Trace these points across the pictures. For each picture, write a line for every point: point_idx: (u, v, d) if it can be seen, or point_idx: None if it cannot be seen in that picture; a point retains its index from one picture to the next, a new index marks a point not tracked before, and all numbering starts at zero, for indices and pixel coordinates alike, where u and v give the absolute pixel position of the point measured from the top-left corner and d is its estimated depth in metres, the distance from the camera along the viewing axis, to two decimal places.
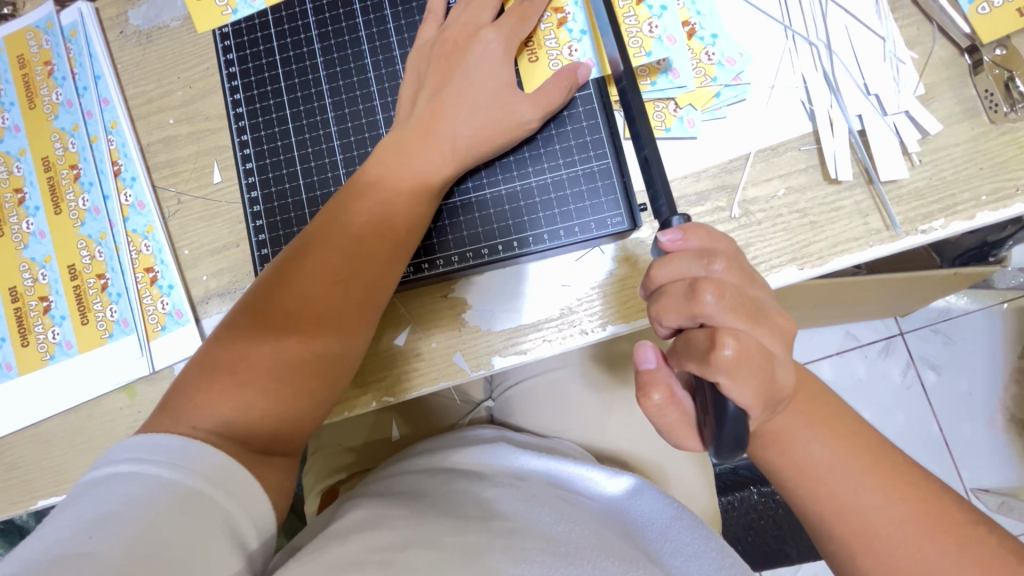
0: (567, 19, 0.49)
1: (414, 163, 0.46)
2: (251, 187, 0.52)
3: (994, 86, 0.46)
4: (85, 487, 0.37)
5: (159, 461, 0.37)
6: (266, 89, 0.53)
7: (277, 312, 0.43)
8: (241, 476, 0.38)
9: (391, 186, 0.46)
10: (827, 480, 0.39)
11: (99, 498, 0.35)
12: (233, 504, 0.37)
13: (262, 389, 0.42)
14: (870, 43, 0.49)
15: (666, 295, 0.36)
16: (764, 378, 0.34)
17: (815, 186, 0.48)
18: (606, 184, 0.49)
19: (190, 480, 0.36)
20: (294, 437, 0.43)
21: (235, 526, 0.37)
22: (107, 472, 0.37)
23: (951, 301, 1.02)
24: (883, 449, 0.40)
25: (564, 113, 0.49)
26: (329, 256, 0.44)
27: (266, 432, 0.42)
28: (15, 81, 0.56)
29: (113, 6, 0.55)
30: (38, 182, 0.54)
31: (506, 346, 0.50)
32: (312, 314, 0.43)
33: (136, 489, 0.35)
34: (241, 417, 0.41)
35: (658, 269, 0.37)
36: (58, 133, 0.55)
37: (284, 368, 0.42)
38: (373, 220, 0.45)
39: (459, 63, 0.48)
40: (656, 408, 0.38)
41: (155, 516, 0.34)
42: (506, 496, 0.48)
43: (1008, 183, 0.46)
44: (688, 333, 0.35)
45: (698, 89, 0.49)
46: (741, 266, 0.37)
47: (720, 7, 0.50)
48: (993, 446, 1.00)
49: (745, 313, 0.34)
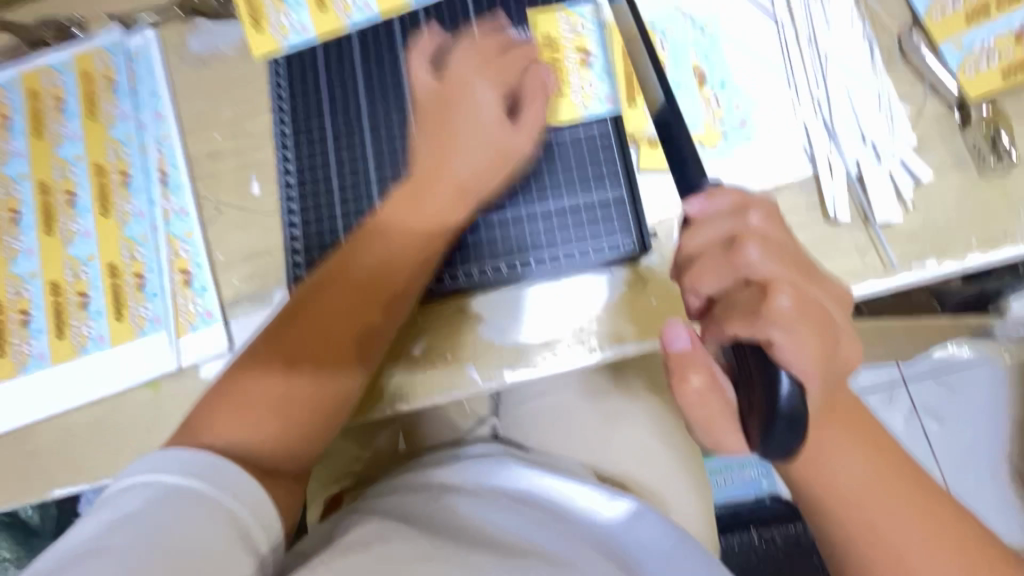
0: (590, 61, 0.54)
1: (423, 205, 0.50)
2: (290, 199, 0.56)
3: (981, 141, 0.50)
4: (113, 496, 0.39)
5: (172, 469, 0.39)
6: (311, 111, 0.57)
7: (293, 341, 0.47)
8: (252, 485, 0.40)
9: (400, 229, 0.50)
10: (849, 497, 0.39)
11: (122, 506, 0.37)
12: (247, 514, 0.39)
13: (276, 410, 0.45)
14: (867, 96, 0.53)
15: (703, 258, 0.35)
16: (822, 334, 0.32)
17: (815, 224, 0.51)
18: (619, 211, 0.52)
19: (208, 488, 0.38)
20: (305, 446, 0.46)
21: (247, 533, 0.38)
22: (132, 480, 0.39)
23: (953, 352, 1.02)
24: (899, 476, 0.39)
25: (583, 146, 0.53)
26: (343, 293, 0.48)
27: (277, 446, 0.44)
28: (79, 94, 0.61)
29: (175, 33, 0.61)
30: (90, 186, 0.58)
31: (517, 359, 0.52)
32: (325, 345, 0.47)
33: (153, 495, 0.37)
34: (257, 435, 0.44)
35: (690, 234, 0.35)
36: (113, 143, 0.59)
37: (298, 394, 0.45)
38: (385, 264, 0.49)
39: (455, 112, 0.51)
40: (696, 394, 0.34)
41: (175, 522, 0.36)
42: (504, 518, 0.50)
43: (998, 230, 0.49)
44: (729, 293, 0.34)
45: (707, 130, 0.53)
46: (777, 219, 0.36)
47: (729, 57, 0.54)
48: (996, 500, 0.99)
49: (791, 266, 0.34)
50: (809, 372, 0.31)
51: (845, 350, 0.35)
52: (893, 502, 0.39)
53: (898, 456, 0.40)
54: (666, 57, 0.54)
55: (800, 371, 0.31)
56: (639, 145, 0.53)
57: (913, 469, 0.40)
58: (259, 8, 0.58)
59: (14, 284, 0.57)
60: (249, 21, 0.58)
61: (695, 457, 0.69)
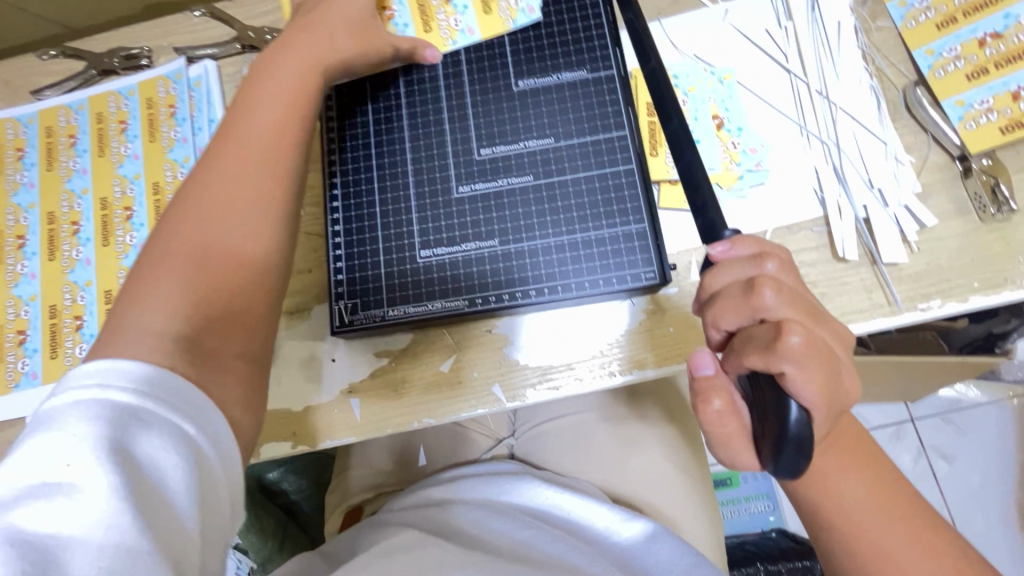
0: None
1: (310, 47, 0.51)
2: (334, 220, 0.57)
3: (982, 190, 0.54)
4: (49, 416, 0.31)
5: (158, 400, 0.33)
6: (356, 131, 0.60)
7: (187, 217, 0.41)
8: (219, 422, 0.35)
9: (257, 99, 0.47)
10: (854, 523, 0.41)
11: (73, 428, 0.30)
12: (220, 467, 0.34)
13: (200, 267, 0.40)
14: (874, 146, 0.57)
15: (724, 297, 0.37)
16: (829, 372, 0.34)
17: (826, 262, 0.54)
18: (642, 244, 0.54)
19: (191, 432, 0.33)
20: (254, 302, 0.41)
21: (219, 504, 0.34)
22: (77, 400, 0.31)
23: (960, 392, 1.05)
24: (904, 507, 0.41)
25: (609, 179, 0.56)
26: (224, 154, 0.44)
27: (212, 306, 0.39)
28: (141, 118, 0.65)
29: (233, 66, 0.67)
30: (147, 204, 0.63)
31: (539, 380, 0.55)
32: (232, 199, 0.42)
33: (137, 429, 0.31)
34: (175, 305, 0.38)
35: (713, 276, 0.38)
36: (170, 164, 0.64)
37: (219, 248, 0.41)
38: (274, 112, 0.47)
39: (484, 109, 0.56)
40: (716, 416, 0.36)
41: (155, 476, 0.31)
42: (528, 533, 0.52)
43: (998, 274, 0.52)
44: (749, 331, 0.36)
45: (724, 171, 0.56)
46: (793, 268, 0.38)
47: (746, 105, 0.59)
48: (1007, 544, 0.99)
49: (803, 308, 0.36)
50: (818, 405, 0.34)
51: (847, 385, 0.37)
52: (901, 529, 0.40)
53: (905, 485, 0.43)
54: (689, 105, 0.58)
55: (809, 403, 0.33)
56: (660, 185, 0.58)
57: (918, 499, 0.42)
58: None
59: (70, 292, 0.61)
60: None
61: (705, 485, 0.71)
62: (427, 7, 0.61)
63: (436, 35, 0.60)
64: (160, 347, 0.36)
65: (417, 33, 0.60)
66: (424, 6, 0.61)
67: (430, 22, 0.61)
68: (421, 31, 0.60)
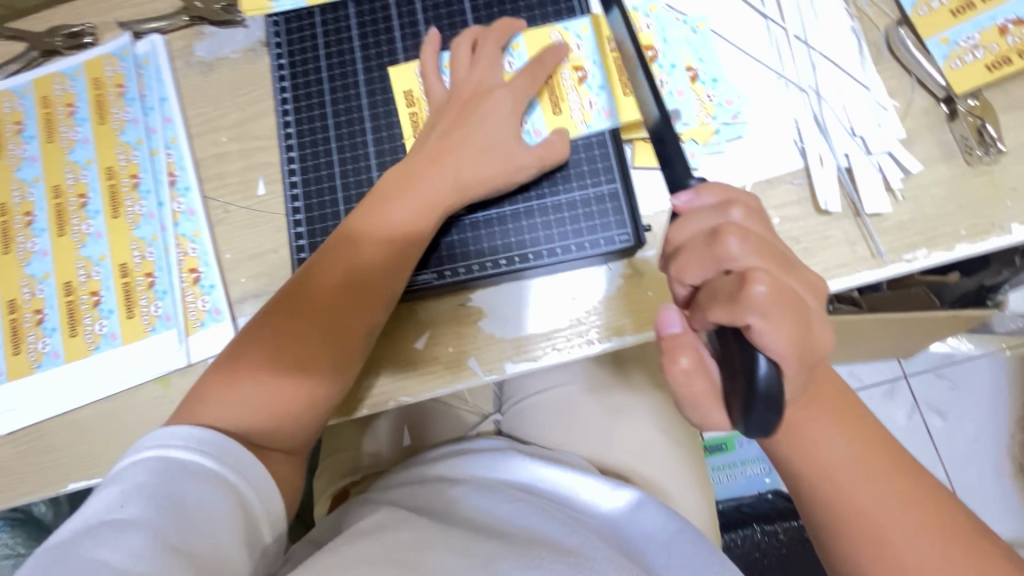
0: (587, 77, 0.55)
1: (426, 183, 0.50)
2: (296, 208, 0.56)
3: (968, 132, 0.51)
4: (118, 473, 0.41)
5: (199, 449, 0.42)
6: (313, 100, 0.59)
7: (276, 328, 0.48)
8: (250, 460, 0.43)
9: (373, 239, 0.50)
10: (838, 481, 0.40)
11: (130, 479, 0.40)
12: (252, 494, 0.43)
13: (267, 397, 0.46)
14: (855, 91, 0.54)
15: (686, 250, 0.36)
16: (798, 323, 0.33)
17: (808, 216, 0.52)
18: (615, 206, 0.53)
19: (218, 468, 0.42)
20: (289, 437, 0.47)
21: (247, 530, 0.41)
22: (137, 458, 0.41)
23: (953, 346, 1.04)
24: (889, 462, 0.40)
25: (578, 142, 0.54)
26: (319, 294, 0.49)
27: (265, 431, 0.46)
28: (89, 100, 0.62)
29: (182, 40, 0.63)
30: (101, 189, 0.60)
31: (517, 353, 0.53)
32: (306, 353, 0.47)
33: (183, 471, 0.41)
34: (242, 416, 0.46)
35: (678, 227, 0.37)
36: (123, 146, 0.61)
37: (286, 389, 0.47)
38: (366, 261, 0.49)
39: (478, 99, 0.53)
40: (683, 374, 0.35)
41: (191, 504, 0.39)
42: (511, 507, 0.51)
43: (985, 220, 0.50)
44: (713, 283, 0.34)
45: (700, 126, 0.54)
46: (760, 215, 0.37)
47: (721, 55, 0.56)
48: (999, 494, 1.00)
49: (770, 257, 0.34)
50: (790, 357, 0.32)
51: (819, 337, 0.35)
52: (886, 483, 0.40)
53: (891, 439, 0.42)
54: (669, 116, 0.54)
55: (777, 355, 0.31)
56: (633, 143, 0.55)
57: (901, 452, 0.41)
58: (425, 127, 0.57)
59: (28, 285, 0.59)
60: (410, 130, 0.57)
61: (695, 451, 0.71)
62: (557, 84, 0.55)
63: (566, 119, 0.54)
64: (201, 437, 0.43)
65: (547, 117, 0.54)
66: (553, 85, 0.55)
67: (561, 103, 0.55)
68: (550, 114, 0.54)
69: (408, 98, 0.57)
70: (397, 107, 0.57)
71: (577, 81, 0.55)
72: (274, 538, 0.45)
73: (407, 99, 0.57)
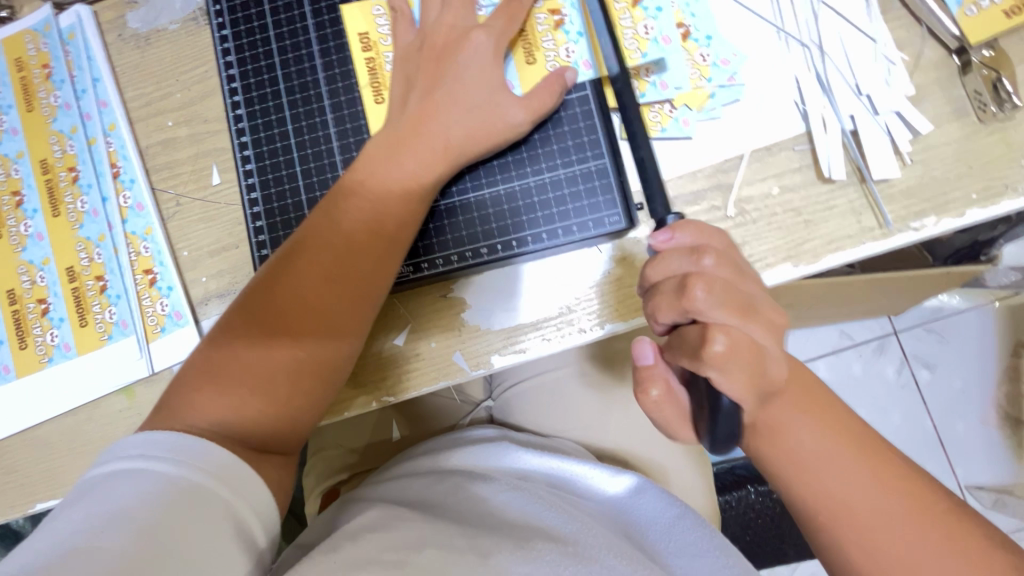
0: (565, 21, 0.49)
1: (400, 160, 0.45)
2: (253, 201, 0.51)
3: (982, 86, 0.47)
4: (96, 486, 0.36)
5: (186, 464, 0.37)
6: (263, 78, 0.53)
7: (258, 321, 0.43)
8: (248, 475, 0.38)
9: (357, 216, 0.45)
10: (849, 470, 0.38)
11: (109, 495, 0.35)
12: (249, 511, 0.38)
13: (255, 394, 0.42)
14: (861, 44, 0.49)
15: (659, 293, 0.35)
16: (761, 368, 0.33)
17: (809, 185, 0.48)
18: (604, 183, 0.49)
19: (210, 483, 0.37)
20: (288, 441, 0.43)
21: (239, 554, 0.36)
22: (119, 470, 0.36)
23: (944, 300, 1.03)
24: (890, 447, 0.39)
25: (560, 113, 0.49)
26: (305, 279, 0.43)
27: (263, 429, 0.42)
28: (13, 83, 0.56)
29: (111, 9, 0.56)
30: (37, 185, 0.54)
31: (505, 345, 0.50)
32: (295, 349, 0.43)
33: (167, 487, 0.36)
34: (233, 415, 0.41)
35: (651, 268, 0.36)
36: (56, 136, 0.55)
37: (276, 386, 0.42)
38: (355, 235, 0.44)
39: (448, 64, 0.47)
40: (655, 403, 0.37)
41: (178, 523, 0.34)
42: (506, 496, 0.48)
43: (997, 182, 0.47)
44: (682, 329, 0.34)
45: (693, 90, 0.49)
46: (733, 260, 0.35)
47: (714, 8, 0.50)
48: (986, 444, 1.01)
49: (739, 309, 0.33)
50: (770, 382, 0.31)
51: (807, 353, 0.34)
52: (895, 471, 0.38)
53: None
54: (650, 68, 0.49)
55: None
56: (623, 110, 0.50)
57: None
58: (381, 76, 0.51)
59: None
60: (369, 94, 0.51)
61: None
62: (531, 31, 0.49)
63: (541, 69, 0.49)
64: (179, 444, 0.38)
65: (519, 66, 0.49)
66: (527, 33, 0.49)
67: (535, 52, 0.49)
68: (524, 65, 0.49)
69: (363, 42, 0.51)
70: (353, 55, 0.51)
71: (554, 25, 0.49)
72: (274, 552, 0.40)
73: (363, 43, 0.51)
